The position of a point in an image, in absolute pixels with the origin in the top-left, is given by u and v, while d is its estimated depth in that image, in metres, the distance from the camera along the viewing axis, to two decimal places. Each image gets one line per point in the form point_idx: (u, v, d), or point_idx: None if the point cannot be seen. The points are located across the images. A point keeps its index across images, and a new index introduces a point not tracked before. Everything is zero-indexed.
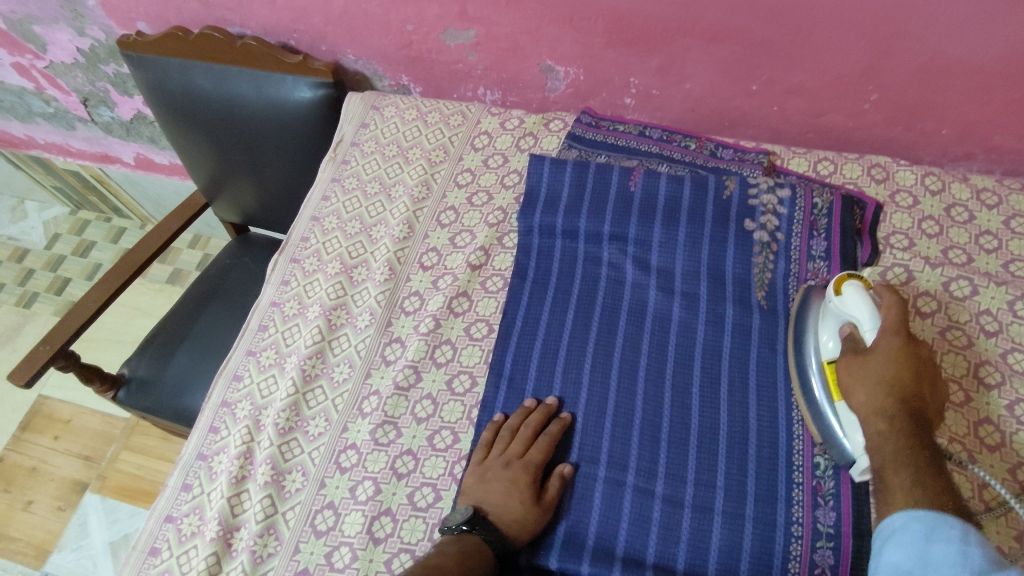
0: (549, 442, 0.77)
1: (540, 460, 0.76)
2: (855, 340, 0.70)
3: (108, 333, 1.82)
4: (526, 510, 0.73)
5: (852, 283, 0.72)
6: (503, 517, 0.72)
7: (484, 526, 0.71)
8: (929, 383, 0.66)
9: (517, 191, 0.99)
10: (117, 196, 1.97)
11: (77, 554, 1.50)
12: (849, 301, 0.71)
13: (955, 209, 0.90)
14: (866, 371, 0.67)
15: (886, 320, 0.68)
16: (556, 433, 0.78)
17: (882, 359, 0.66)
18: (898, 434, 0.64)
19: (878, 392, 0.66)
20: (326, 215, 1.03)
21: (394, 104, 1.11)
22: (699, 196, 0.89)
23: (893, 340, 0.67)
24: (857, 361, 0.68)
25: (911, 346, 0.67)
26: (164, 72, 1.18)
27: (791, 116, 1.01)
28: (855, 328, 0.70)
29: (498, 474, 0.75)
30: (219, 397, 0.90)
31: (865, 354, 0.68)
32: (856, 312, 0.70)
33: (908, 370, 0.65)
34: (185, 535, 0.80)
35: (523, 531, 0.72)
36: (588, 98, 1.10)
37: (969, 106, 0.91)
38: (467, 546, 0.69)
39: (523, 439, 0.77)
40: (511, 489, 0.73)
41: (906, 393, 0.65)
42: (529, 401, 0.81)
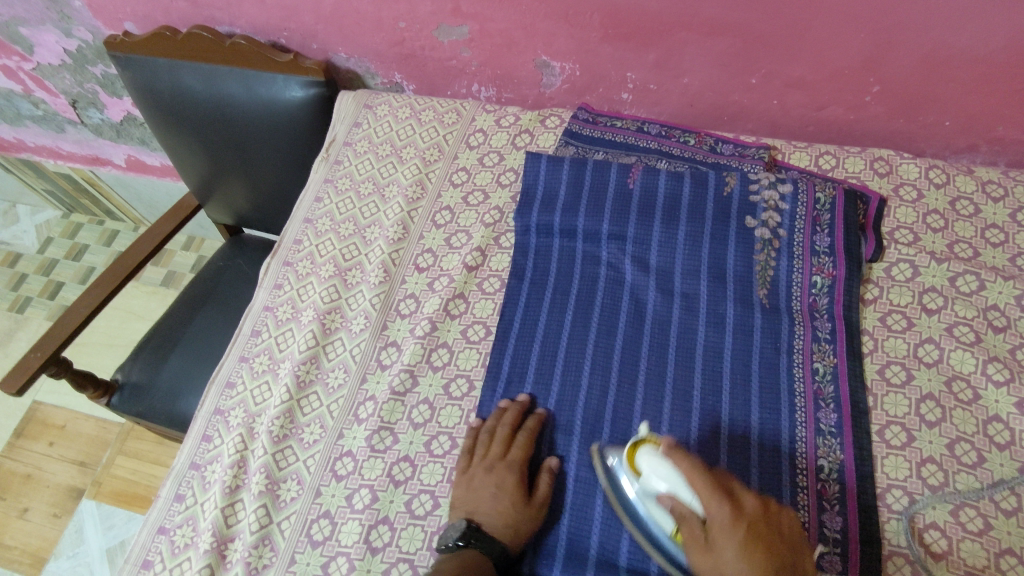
0: (527, 437, 0.76)
1: (522, 458, 0.75)
2: (683, 516, 0.62)
3: (102, 337, 1.80)
4: (519, 512, 0.71)
5: (645, 455, 0.66)
6: (497, 523, 0.71)
7: (479, 537, 0.69)
8: (780, 542, 0.59)
9: (513, 189, 0.97)
10: (110, 198, 1.95)
11: (74, 562, 1.48)
12: (653, 484, 0.65)
13: (960, 203, 0.88)
14: (717, 562, 0.58)
15: (699, 484, 0.61)
16: (533, 429, 0.77)
17: (727, 544, 0.58)
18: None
19: (742, 566, 0.56)
20: (319, 217, 1.01)
21: (387, 103, 1.09)
22: (698, 194, 0.88)
23: (728, 524, 0.59)
24: (704, 551, 0.59)
25: (743, 515, 0.59)
26: (152, 73, 1.16)
27: (790, 110, 0.99)
28: (675, 496, 0.63)
29: (484, 480, 0.74)
30: (211, 404, 0.88)
31: (710, 544, 0.59)
32: (663, 485, 0.64)
33: (756, 544, 0.57)
34: (178, 547, 0.78)
35: (520, 534, 0.71)
36: (585, 94, 1.08)
37: (972, 98, 0.89)
38: (466, 559, 0.67)
39: (503, 440, 0.76)
40: (499, 494, 0.72)
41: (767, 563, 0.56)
42: (504, 401, 0.80)
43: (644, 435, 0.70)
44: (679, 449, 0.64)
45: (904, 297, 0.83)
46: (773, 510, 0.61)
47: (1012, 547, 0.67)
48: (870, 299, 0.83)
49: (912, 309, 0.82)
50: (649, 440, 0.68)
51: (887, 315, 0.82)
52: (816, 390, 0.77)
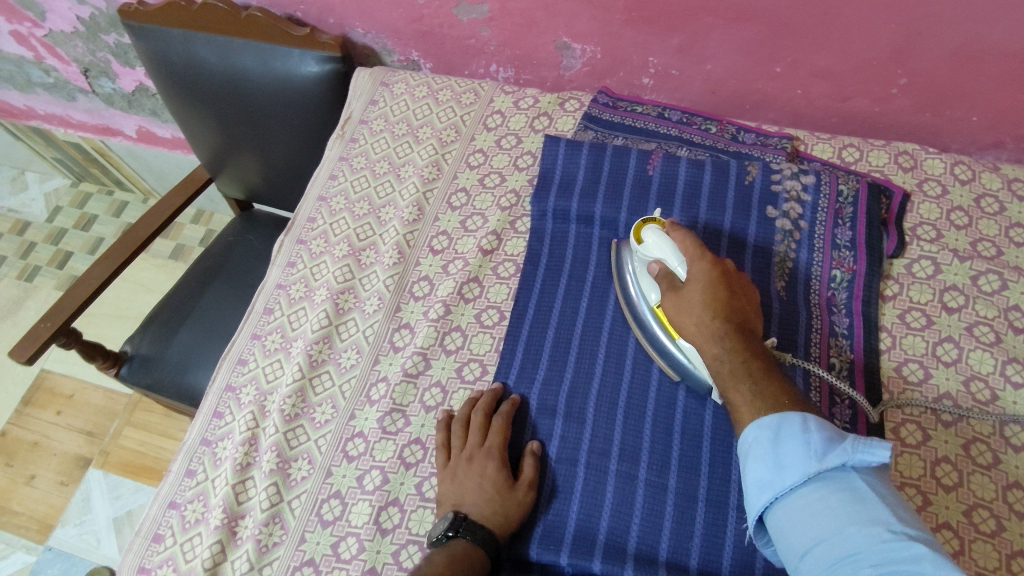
0: (503, 421, 0.76)
1: (499, 442, 0.75)
2: (664, 275, 0.74)
3: (110, 308, 1.80)
4: (504, 497, 0.72)
5: (650, 233, 0.76)
6: (484, 510, 0.71)
7: (468, 527, 0.69)
8: (737, 304, 0.71)
9: (530, 173, 0.96)
10: (120, 169, 1.94)
11: (81, 530, 1.50)
12: (651, 248, 0.76)
13: (985, 200, 0.87)
14: (686, 301, 0.72)
15: (686, 257, 0.74)
16: (508, 412, 0.77)
17: (695, 288, 0.72)
18: (727, 343, 0.68)
19: (705, 320, 0.70)
20: (334, 195, 1.00)
21: (404, 80, 1.07)
22: (719, 182, 0.87)
23: (704, 271, 0.72)
24: (674, 295, 0.73)
25: (717, 271, 0.72)
26: (166, 43, 1.14)
27: (815, 100, 0.97)
28: (663, 263, 0.75)
29: (466, 470, 0.73)
30: (223, 380, 0.88)
31: (683, 287, 0.73)
32: (660, 253, 0.75)
33: (718, 299, 0.70)
34: (189, 522, 0.78)
35: (509, 519, 0.71)
36: (605, 77, 1.06)
37: (1002, 94, 0.87)
38: (456, 551, 0.67)
39: (479, 427, 0.76)
40: (483, 481, 0.72)
41: (721, 309, 0.70)
42: (475, 393, 0.80)
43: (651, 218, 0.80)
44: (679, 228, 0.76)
45: (925, 294, 0.82)
46: (744, 288, 0.73)
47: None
48: (890, 296, 0.82)
49: (932, 307, 0.81)
50: (654, 220, 0.79)
51: (906, 312, 0.81)
52: (832, 385, 0.76)
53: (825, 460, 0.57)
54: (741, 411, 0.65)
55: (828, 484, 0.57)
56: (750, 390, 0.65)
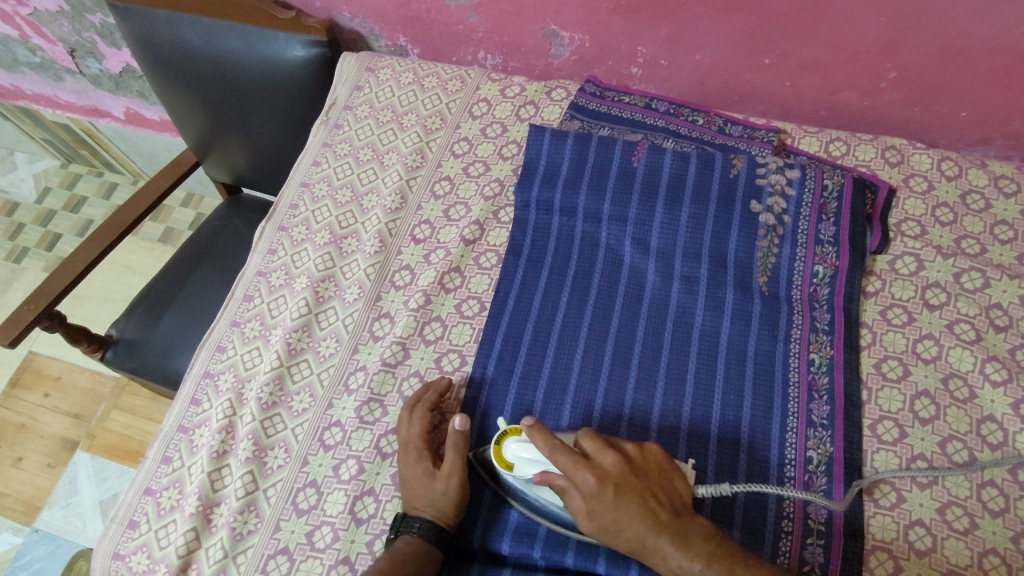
0: (424, 412, 0.75)
1: (418, 432, 0.74)
2: (560, 488, 0.65)
3: (98, 290, 1.80)
4: (428, 488, 0.71)
5: (512, 448, 0.69)
6: (414, 503, 0.70)
7: (401, 524, 0.70)
8: (644, 479, 0.64)
9: (515, 162, 0.95)
10: (109, 150, 1.93)
11: (67, 511, 1.50)
12: (522, 461, 0.68)
13: (971, 197, 0.86)
14: (606, 526, 0.62)
15: (567, 459, 0.64)
16: (430, 398, 0.76)
17: (613, 513, 0.62)
18: (691, 553, 0.60)
19: (637, 522, 0.61)
20: (316, 182, 0.99)
21: (390, 66, 1.06)
22: (704, 175, 0.86)
23: (604, 480, 0.63)
24: (590, 520, 0.63)
25: (606, 475, 0.63)
26: (149, 25, 1.12)
27: (803, 93, 0.96)
28: (546, 473, 0.66)
29: (399, 467, 0.74)
30: (201, 367, 0.87)
31: (590, 512, 0.63)
32: (535, 472, 0.68)
33: (632, 497, 0.62)
34: (164, 509, 0.78)
35: (436, 507, 0.70)
36: (593, 66, 1.05)
37: (990, 90, 0.86)
38: (393, 548, 0.68)
39: (403, 421, 0.76)
40: (410, 476, 0.72)
41: (647, 508, 0.62)
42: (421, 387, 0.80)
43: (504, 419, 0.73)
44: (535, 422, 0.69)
45: (907, 291, 0.81)
46: (638, 459, 0.66)
47: (996, 547, 0.67)
48: (872, 292, 0.82)
49: (913, 304, 0.80)
50: (516, 427, 0.72)
51: (888, 308, 0.81)
52: (810, 381, 0.76)
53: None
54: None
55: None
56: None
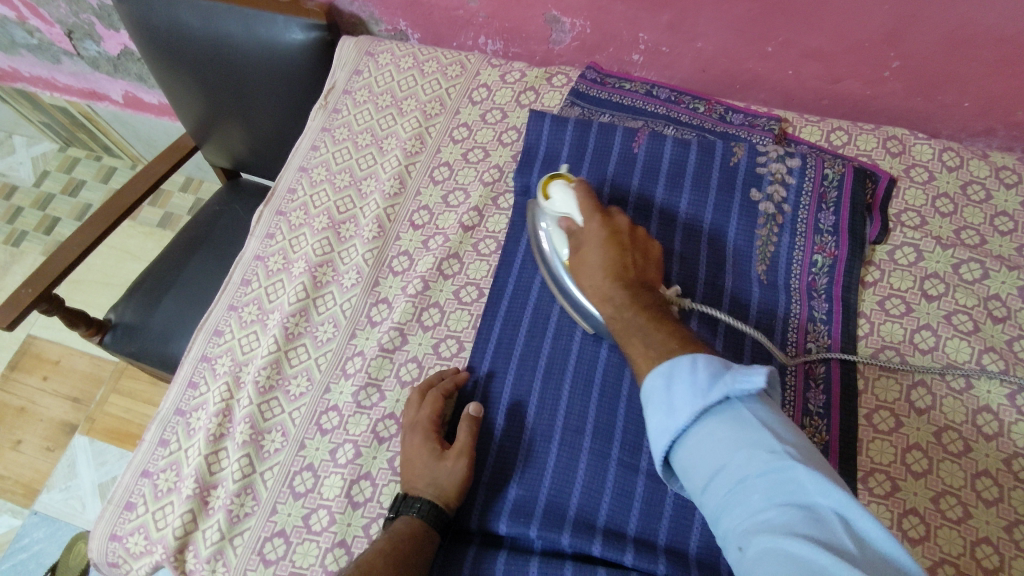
0: (436, 394, 0.76)
1: (429, 414, 0.74)
2: (572, 233, 0.76)
3: (97, 274, 1.79)
4: (434, 467, 0.71)
5: (556, 187, 0.78)
6: (418, 482, 0.71)
7: (404, 505, 0.70)
8: (636, 250, 0.73)
9: (515, 148, 0.95)
10: (108, 134, 1.92)
11: (66, 494, 1.51)
12: (557, 201, 0.78)
13: (972, 187, 0.86)
14: (585, 262, 0.73)
15: (584, 210, 0.75)
16: (445, 386, 0.77)
17: (593, 247, 0.73)
18: (631, 312, 0.67)
19: (599, 279, 0.71)
20: (315, 166, 0.99)
21: (389, 51, 1.05)
22: (704, 162, 0.85)
23: (596, 225, 0.74)
24: (575, 254, 0.75)
25: (612, 224, 0.74)
26: (148, 8, 1.11)
27: (806, 81, 0.96)
28: (569, 219, 0.77)
29: (405, 448, 0.74)
30: (199, 351, 0.88)
31: (581, 246, 0.74)
32: (566, 210, 0.77)
33: (613, 246, 0.72)
34: (161, 491, 0.78)
35: (441, 487, 0.70)
36: (594, 53, 1.04)
37: (994, 80, 0.86)
38: (392, 530, 0.68)
39: (413, 403, 0.76)
40: (416, 457, 0.72)
41: (618, 271, 0.71)
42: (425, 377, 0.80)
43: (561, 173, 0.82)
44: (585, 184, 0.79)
45: (906, 281, 0.81)
46: (644, 240, 0.75)
47: (989, 537, 0.68)
48: (870, 282, 0.82)
49: (912, 295, 0.80)
50: (563, 175, 0.80)
51: (886, 299, 0.81)
52: (807, 369, 0.77)
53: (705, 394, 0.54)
54: (639, 359, 0.63)
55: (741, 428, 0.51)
56: (638, 345, 0.64)
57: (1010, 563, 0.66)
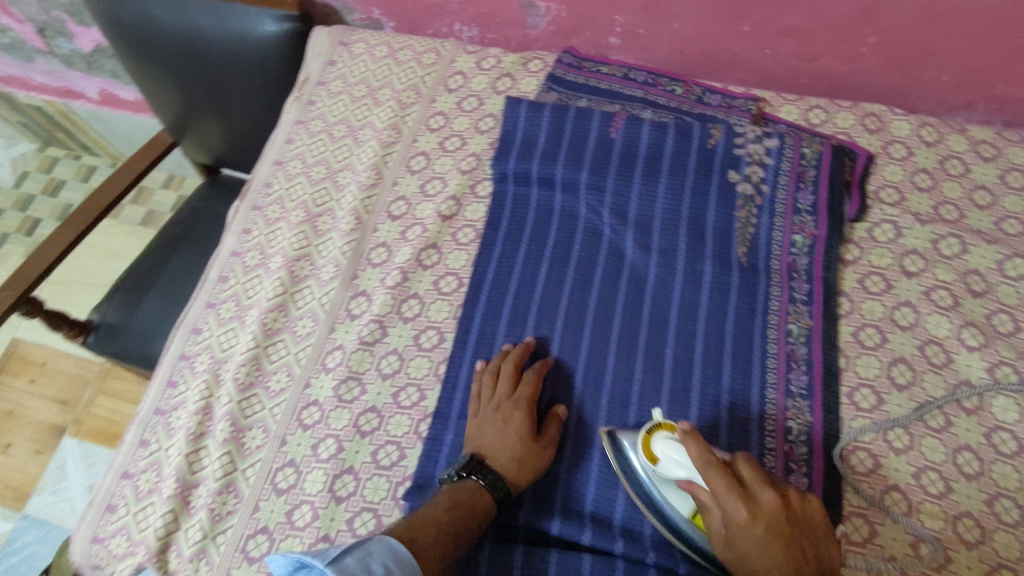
0: (534, 377, 0.76)
1: (529, 396, 0.74)
2: (703, 506, 0.60)
3: (80, 275, 1.78)
4: (524, 448, 0.71)
5: (660, 443, 0.65)
6: (500, 457, 0.70)
7: (481, 470, 0.69)
8: (801, 536, 0.57)
9: (492, 136, 0.94)
10: (86, 133, 1.89)
11: (56, 497, 1.50)
12: (664, 464, 0.64)
13: (950, 162, 0.86)
14: (742, 561, 0.57)
15: (715, 481, 0.59)
16: (542, 372, 0.76)
17: (749, 543, 0.56)
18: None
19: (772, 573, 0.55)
20: (290, 159, 0.97)
21: (364, 40, 1.04)
22: (682, 145, 0.85)
23: (743, 510, 0.57)
24: (725, 548, 0.58)
25: (760, 509, 0.57)
26: (116, 2, 1.08)
27: (783, 60, 0.95)
28: (693, 483, 0.62)
29: (490, 417, 0.73)
30: (177, 349, 0.87)
31: (730, 541, 0.58)
32: (679, 472, 0.63)
33: (778, 542, 0.56)
34: (142, 492, 0.78)
35: (524, 469, 0.70)
36: (570, 36, 1.03)
37: (970, 53, 0.85)
38: (464, 493, 0.67)
39: (510, 377, 0.75)
40: (504, 429, 0.72)
41: (790, 564, 0.55)
42: (506, 345, 0.79)
43: (659, 424, 0.68)
44: (690, 429, 0.63)
45: (885, 258, 0.81)
46: (796, 507, 0.59)
47: (971, 510, 0.68)
48: (850, 260, 0.82)
49: (891, 272, 0.80)
50: (665, 427, 0.67)
51: (866, 276, 0.80)
52: (789, 351, 0.76)
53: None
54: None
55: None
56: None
57: (993, 535, 0.67)
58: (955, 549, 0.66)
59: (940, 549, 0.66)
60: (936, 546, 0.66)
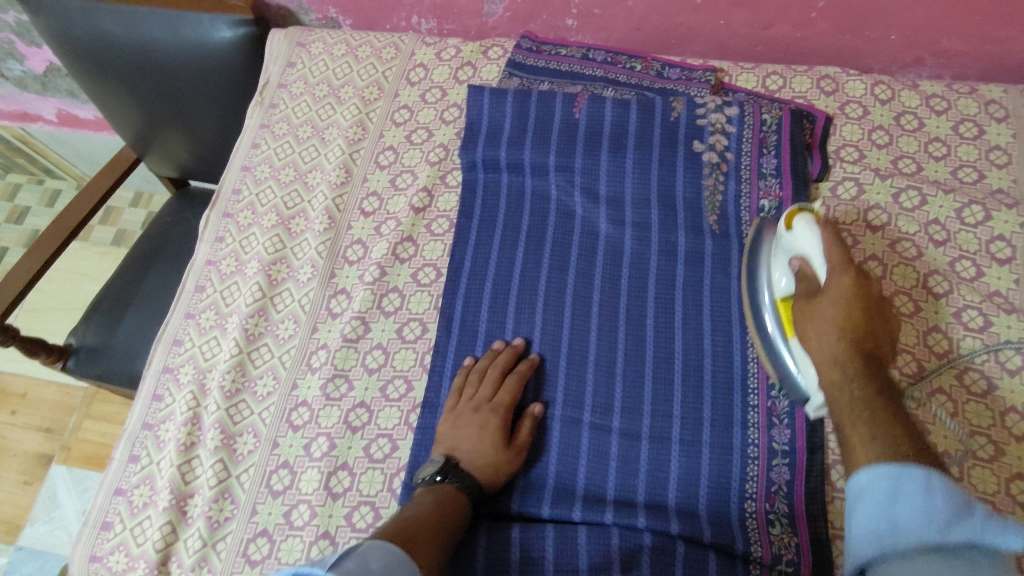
0: (517, 381, 0.76)
1: (508, 402, 0.75)
2: (804, 277, 0.68)
3: (54, 301, 1.75)
4: (497, 454, 0.72)
5: (801, 219, 0.70)
6: (475, 461, 0.71)
7: (455, 474, 0.70)
8: (878, 325, 0.64)
9: (458, 126, 0.95)
10: (47, 155, 1.86)
11: (51, 526, 1.48)
12: (798, 235, 0.69)
13: (905, 117, 0.88)
14: (814, 313, 0.65)
15: (832, 256, 0.66)
16: (524, 374, 0.76)
17: (831, 300, 0.64)
18: (851, 381, 0.60)
19: (829, 338, 0.63)
20: (257, 165, 0.97)
21: (321, 39, 1.04)
22: (646, 120, 0.86)
23: (845, 280, 0.64)
24: (805, 306, 0.67)
25: (863, 285, 0.65)
26: (66, 18, 1.07)
27: (738, 30, 0.97)
28: (804, 261, 0.68)
29: (468, 420, 0.74)
30: (159, 362, 0.86)
31: (818, 296, 0.66)
32: (805, 246, 0.68)
33: (854, 309, 0.63)
34: (137, 506, 0.78)
35: (498, 475, 0.71)
36: (528, 22, 1.04)
37: (916, 10, 0.88)
38: (443, 495, 0.68)
39: (492, 382, 0.75)
40: (482, 434, 0.72)
41: (855, 333, 0.63)
42: (497, 344, 0.79)
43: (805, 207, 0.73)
44: (834, 226, 0.69)
45: (850, 215, 0.83)
46: (888, 309, 0.66)
47: (948, 450, 0.71)
48: None
49: (856, 227, 0.82)
50: (809, 211, 0.72)
51: (833, 234, 0.83)
52: None
53: (951, 532, 0.48)
54: (853, 452, 0.56)
55: (960, 569, 0.47)
56: (861, 421, 0.57)
57: (970, 471, 0.69)
58: None
59: None
60: None
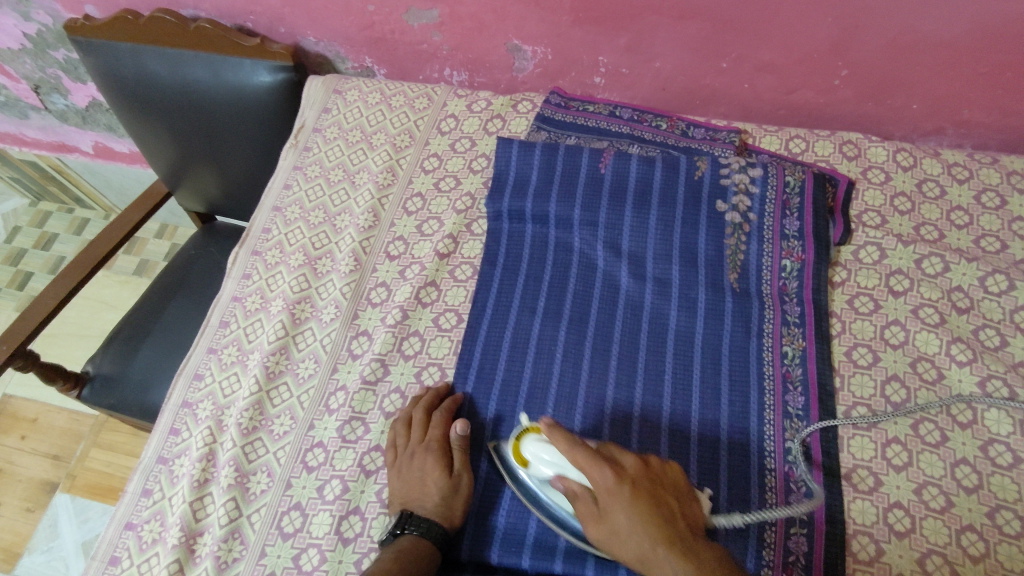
0: (443, 417, 0.77)
1: (440, 437, 0.75)
2: (576, 494, 0.67)
3: (72, 327, 1.77)
4: (442, 487, 0.72)
5: (530, 445, 0.70)
6: (429, 504, 0.71)
7: (413, 521, 0.70)
8: (659, 493, 0.65)
9: (485, 175, 0.97)
10: (79, 186, 1.91)
11: (49, 556, 1.46)
12: (535, 462, 0.69)
13: (927, 185, 0.90)
14: (613, 529, 0.64)
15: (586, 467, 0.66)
16: (445, 404, 0.78)
17: (620, 508, 0.63)
18: None
19: (647, 548, 0.62)
20: (288, 205, 1.00)
21: (357, 87, 1.07)
22: (669, 178, 0.88)
23: (614, 482, 0.64)
24: (599, 522, 0.65)
25: (626, 474, 0.65)
26: (114, 58, 1.11)
27: (761, 93, 0.99)
28: (563, 478, 0.68)
29: (410, 466, 0.74)
30: (179, 396, 0.87)
31: (602, 513, 0.65)
32: (554, 467, 0.68)
33: (644, 502, 0.64)
34: (146, 542, 0.77)
35: (454, 510, 0.72)
36: (557, 78, 1.07)
37: (938, 82, 0.90)
38: (405, 545, 0.68)
39: (419, 424, 0.76)
40: (425, 476, 0.72)
41: (660, 533, 0.62)
42: (419, 391, 0.80)
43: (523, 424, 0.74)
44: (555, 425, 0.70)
45: (872, 279, 0.84)
46: (654, 467, 0.67)
47: (973, 524, 0.69)
48: (839, 282, 0.84)
49: (879, 292, 0.83)
50: (531, 430, 0.72)
51: (855, 297, 0.83)
52: (784, 372, 0.78)
53: None
54: None
55: None
56: None
57: (997, 547, 0.68)
58: (959, 563, 0.67)
59: (945, 563, 0.67)
60: (941, 560, 0.67)
